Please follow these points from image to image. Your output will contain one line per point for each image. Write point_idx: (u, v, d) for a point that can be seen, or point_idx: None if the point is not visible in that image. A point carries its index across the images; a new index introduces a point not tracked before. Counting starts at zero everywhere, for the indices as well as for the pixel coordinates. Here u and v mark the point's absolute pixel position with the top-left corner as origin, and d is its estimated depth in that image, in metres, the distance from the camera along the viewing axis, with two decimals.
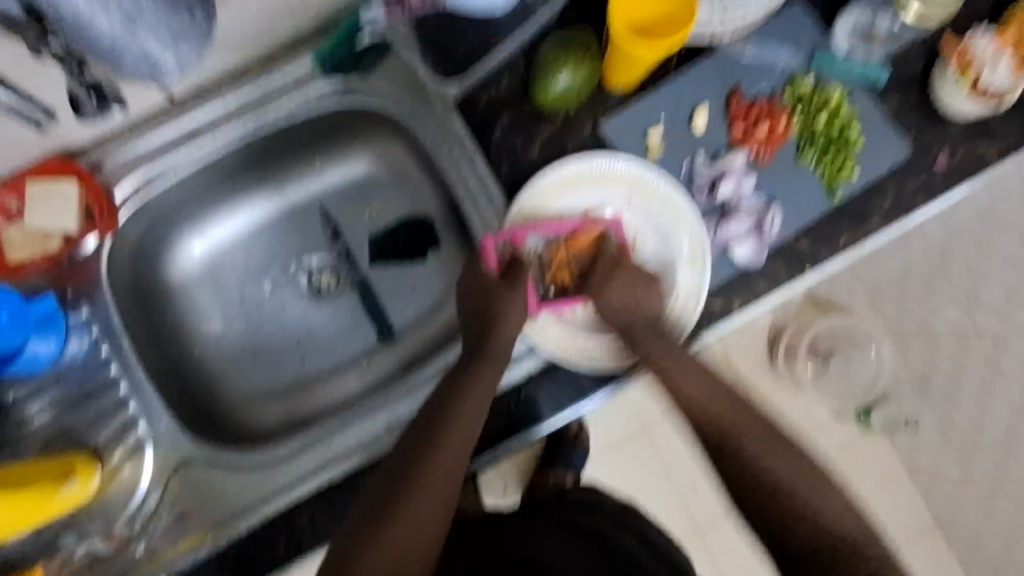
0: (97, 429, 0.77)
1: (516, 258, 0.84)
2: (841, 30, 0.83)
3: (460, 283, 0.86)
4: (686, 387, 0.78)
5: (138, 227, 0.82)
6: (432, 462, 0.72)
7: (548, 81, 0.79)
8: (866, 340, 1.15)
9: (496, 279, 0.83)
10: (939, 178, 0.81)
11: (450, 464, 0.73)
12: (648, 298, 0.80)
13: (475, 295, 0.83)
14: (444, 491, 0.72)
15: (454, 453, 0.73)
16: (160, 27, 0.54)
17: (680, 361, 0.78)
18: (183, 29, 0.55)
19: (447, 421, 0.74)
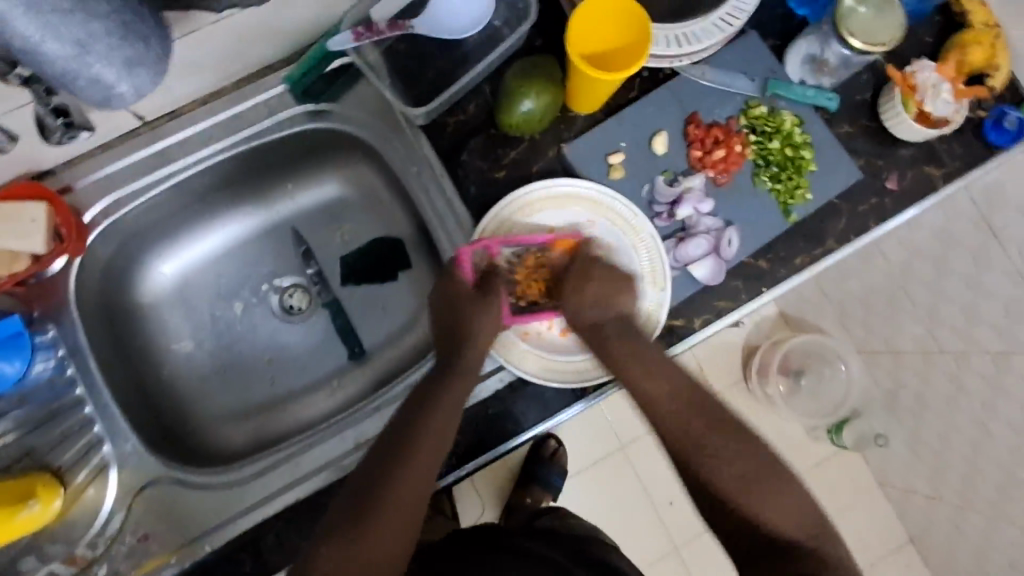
0: (62, 449, 0.79)
1: (491, 269, 0.82)
2: (792, 63, 0.86)
3: (432, 295, 0.84)
4: (645, 383, 0.75)
5: (108, 246, 0.84)
6: (398, 476, 0.68)
7: (513, 105, 0.78)
8: (834, 358, 1.44)
9: (470, 289, 0.81)
10: (889, 202, 0.84)
11: (417, 479, 0.69)
12: (616, 301, 0.79)
13: (446, 306, 0.81)
14: (412, 512, 0.68)
15: (425, 463, 0.70)
16: (117, 55, 0.46)
17: (647, 363, 0.76)
18: (142, 57, 0.48)
19: (415, 434, 0.71)
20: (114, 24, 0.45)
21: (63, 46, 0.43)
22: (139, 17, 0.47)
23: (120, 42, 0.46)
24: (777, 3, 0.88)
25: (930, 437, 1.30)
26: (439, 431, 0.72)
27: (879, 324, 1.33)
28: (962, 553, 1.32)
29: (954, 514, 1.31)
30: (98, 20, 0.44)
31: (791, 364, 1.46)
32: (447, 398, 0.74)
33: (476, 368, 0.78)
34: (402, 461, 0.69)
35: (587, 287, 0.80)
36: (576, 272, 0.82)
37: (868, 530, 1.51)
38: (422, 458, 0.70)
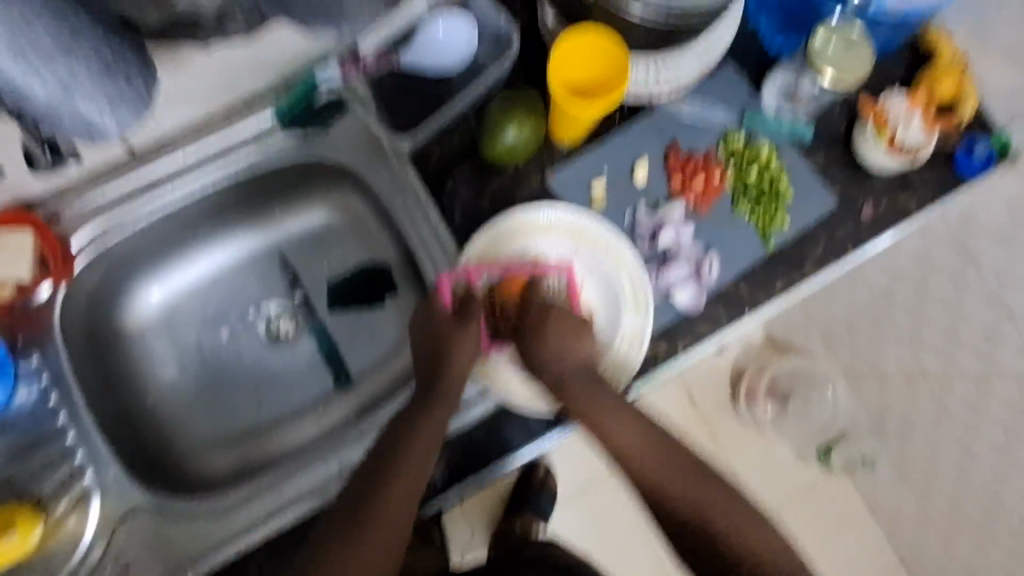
0: (41, 479, 0.78)
1: (467, 296, 0.81)
2: (768, 95, 0.88)
3: (415, 324, 0.82)
4: (614, 436, 0.77)
5: (96, 273, 0.85)
6: (379, 510, 0.70)
7: (496, 136, 0.81)
8: (822, 381, 1.39)
9: (450, 314, 0.80)
10: (865, 229, 0.86)
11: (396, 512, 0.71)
12: (577, 349, 0.77)
13: (427, 334, 0.80)
14: (394, 534, 0.71)
15: (406, 491, 0.71)
16: (98, 93, 0.43)
17: (615, 412, 0.77)
18: (127, 95, 0.45)
19: (396, 464, 0.72)
20: (96, 62, 0.42)
21: (44, 85, 0.41)
22: (125, 55, 0.44)
23: (103, 78, 0.43)
24: (752, 37, 0.91)
25: (918, 458, 1.31)
26: (422, 460, 0.72)
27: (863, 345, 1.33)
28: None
29: (944, 536, 1.32)
30: (84, 59, 0.41)
31: (777, 388, 1.42)
32: (431, 427, 0.74)
33: (459, 393, 0.77)
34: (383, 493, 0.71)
35: (557, 339, 0.77)
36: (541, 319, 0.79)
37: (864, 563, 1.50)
38: (403, 490, 0.71)
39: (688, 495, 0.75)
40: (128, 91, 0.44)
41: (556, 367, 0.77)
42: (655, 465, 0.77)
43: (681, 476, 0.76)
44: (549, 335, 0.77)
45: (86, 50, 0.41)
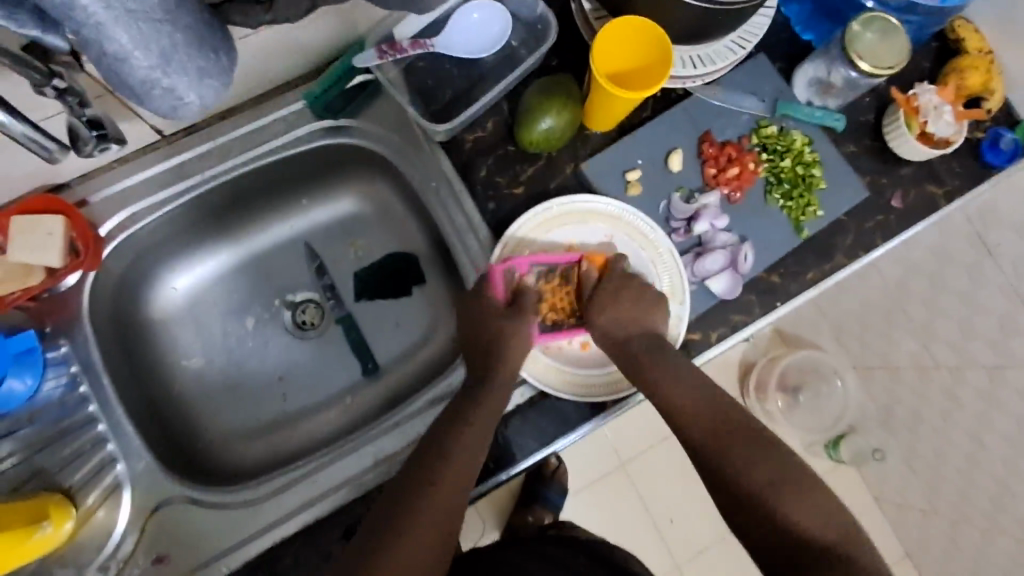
0: (72, 469, 0.76)
1: (520, 288, 0.82)
2: (799, 85, 0.89)
3: (461, 305, 0.85)
4: (678, 395, 0.75)
5: (123, 261, 0.83)
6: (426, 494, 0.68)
7: (533, 122, 0.80)
8: (831, 373, 1.53)
9: (500, 305, 0.81)
10: (894, 219, 0.87)
11: (442, 502, 0.68)
12: (651, 317, 0.79)
13: (476, 317, 0.82)
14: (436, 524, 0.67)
15: (450, 477, 0.69)
16: (192, 66, 0.45)
17: (679, 376, 0.76)
18: (213, 68, 0.47)
19: (440, 451, 0.71)
20: (192, 35, 0.45)
21: (147, 55, 0.42)
22: (212, 28, 0.47)
23: (196, 51, 0.45)
24: (783, 27, 0.91)
25: (926, 451, 1.34)
26: (463, 443, 0.71)
27: (874, 338, 1.39)
28: (957, 564, 1.36)
29: (950, 527, 1.35)
30: (183, 30, 0.44)
31: (788, 380, 1.54)
32: (469, 414, 0.73)
33: (502, 379, 0.77)
34: (427, 480, 0.69)
35: (620, 304, 0.79)
36: (603, 290, 0.81)
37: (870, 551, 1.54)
38: (450, 477, 0.69)
39: (750, 469, 0.70)
40: (216, 65, 0.47)
41: (622, 333, 0.79)
42: (712, 425, 0.74)
43: (738, 445, 0.71)
44: (614, 300, 0.79)
45: (185, 20, 0.44)
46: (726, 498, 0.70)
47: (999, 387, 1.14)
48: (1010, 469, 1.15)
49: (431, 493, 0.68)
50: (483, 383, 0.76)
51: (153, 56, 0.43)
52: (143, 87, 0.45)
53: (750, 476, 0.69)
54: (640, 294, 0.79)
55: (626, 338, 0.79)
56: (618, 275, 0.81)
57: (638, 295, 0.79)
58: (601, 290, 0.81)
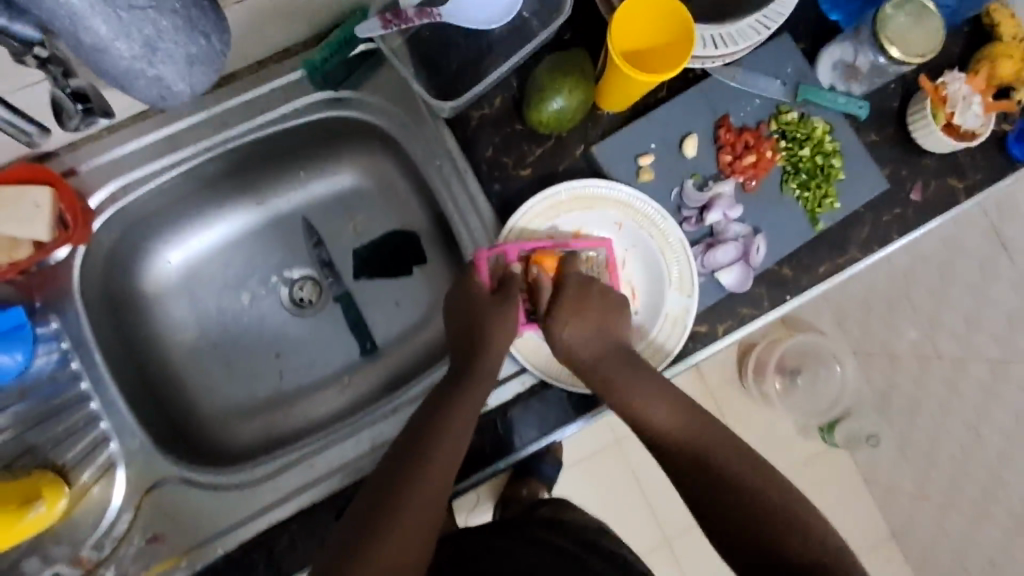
0: (65, 446, 0.75)
1: (507, 275, 0.79)
2: (823, 68, 0.85)
3: (449, 297, 0.81)
4: (650, 408, 0.74)
5: (113, 234, 0.80)
6: (422, 485, 0.67)
7: (543, 102, 0.76)
8: (831, 359, 1.49)
9: (487, 294, 0.78)
10: (911, 213, 0.84)
11: (429, 508, 0.66)
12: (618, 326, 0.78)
13: (463, 306, 0.78)
14: (430, 513, 0.66)
15: (445, 467, 0.68)
16: (181, 54, 0.44)
17: (652, 392, 0.74)
18: (204, 54, 0.46)
19: (433, 447, 0.69)
20: (180, 19, 0.44)
21: (129, 45, 0.42)
22: (204, 11, 0.45)
23: (184, 36, 0.44)
24: (810, 4, 0.86)
25: (920, 438, 1.34)
26: (463, 432, 0.70)
27: (877, 325, 1.37)
28: (942, 549, 1.38)
29: (937, 512, 1.36)
30: (168, 15, 0.43)
31: (787, 363, 1.50)
32: (463, 410, 0.71)
33: (494, 375, 0.75)
34: (418, 483, 0.67)
35: (585, 317, 0.76)
36: (567, 299, 0.78)
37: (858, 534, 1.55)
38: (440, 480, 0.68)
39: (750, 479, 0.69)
40: (207, 50, 0.46)
41: (586, 351, 0.76)
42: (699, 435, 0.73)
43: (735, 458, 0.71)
44: (579, 312, 0.77)
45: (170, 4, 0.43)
46: (726, 497, 0.68)
47: (1001, 382, 1.16)
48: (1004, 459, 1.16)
49: (420, 496, 0.67)
50: (482, 376, 0.74)
51: (138, 45, 0.43)
52: (134, 75, 0.44)
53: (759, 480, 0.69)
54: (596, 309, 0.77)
55: (592, 352, 0.76)
56: (578, 287, 0.78)
57: (597, 310, 0.77)
58: (565, 300, 0.78)
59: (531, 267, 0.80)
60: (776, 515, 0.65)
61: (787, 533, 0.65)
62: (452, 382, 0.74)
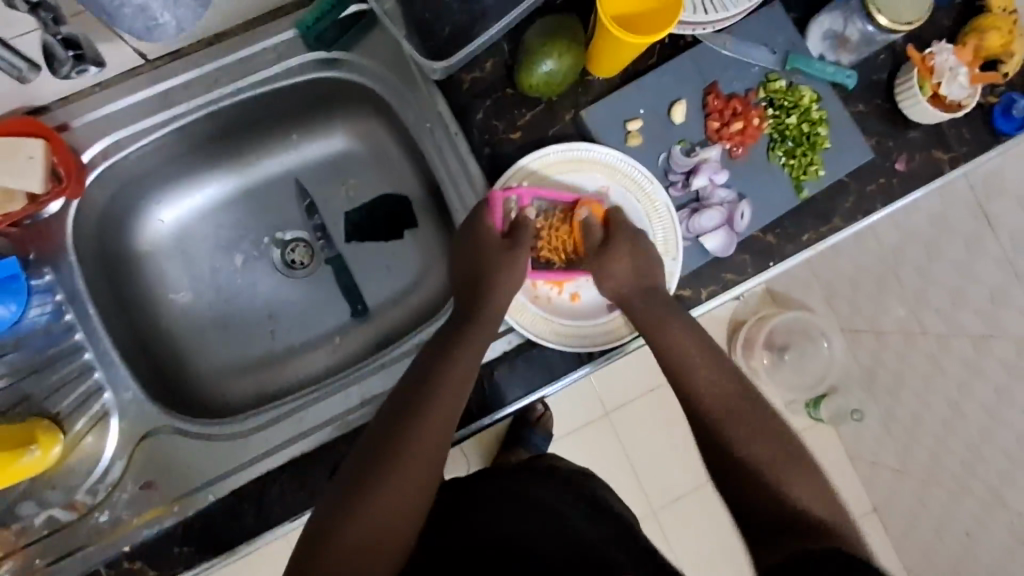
0: (59, 396, 0.77)
1: (519, 220, 0.80)
2: (814, 38, 0.85)
3: (460, 234, 0.81)
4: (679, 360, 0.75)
5: (106, 190, 0.81)
6: (414, 439, 0.67)
7: (534, 64, 0.76)
8: (818, 336, 1.51)
9: (499, 237, 0.79)
10: (897, 183, 0.85)
11: (427, 462, 0.66)
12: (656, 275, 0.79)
13: (471, 251, 0.79)
14: (426, 471, 0.66)
15: (438, 424, 0.68)
16: None
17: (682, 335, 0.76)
18: None
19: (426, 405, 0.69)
20: None
21: None
22: None
23: None
24: None
25: (904, 415, 1.35)
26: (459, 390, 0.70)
27: (864, 301, 1.36)
28: (923, 522, 1.41)
29: (919, 486, 1.38)
30: None
31: (776, 340, 1.54)
32: (452, 376, 0.71)
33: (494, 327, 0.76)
34: (408, 445, 0.66)
35: (624, 258, 0.79)
36: (619, 247, 0.79)
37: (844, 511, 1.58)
38: (425, 447, 0.67)
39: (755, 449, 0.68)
40: None
41: (628, 284, 0.78)
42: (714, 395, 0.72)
43: (755, 430, 0.69)
44: (618, 257, 0.78)
45: None
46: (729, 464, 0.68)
47: (984, 357, 1.14)
48: (986, 433, 1.17)
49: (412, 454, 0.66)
50: (476, 329, 0.75)
51: None
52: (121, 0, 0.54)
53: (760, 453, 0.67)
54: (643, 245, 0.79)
55: (635, 288, 0.78)
56: (628, 238, 0.79)
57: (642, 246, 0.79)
58: (611, 245, 0.79)
59: (540, 213, 0.81)
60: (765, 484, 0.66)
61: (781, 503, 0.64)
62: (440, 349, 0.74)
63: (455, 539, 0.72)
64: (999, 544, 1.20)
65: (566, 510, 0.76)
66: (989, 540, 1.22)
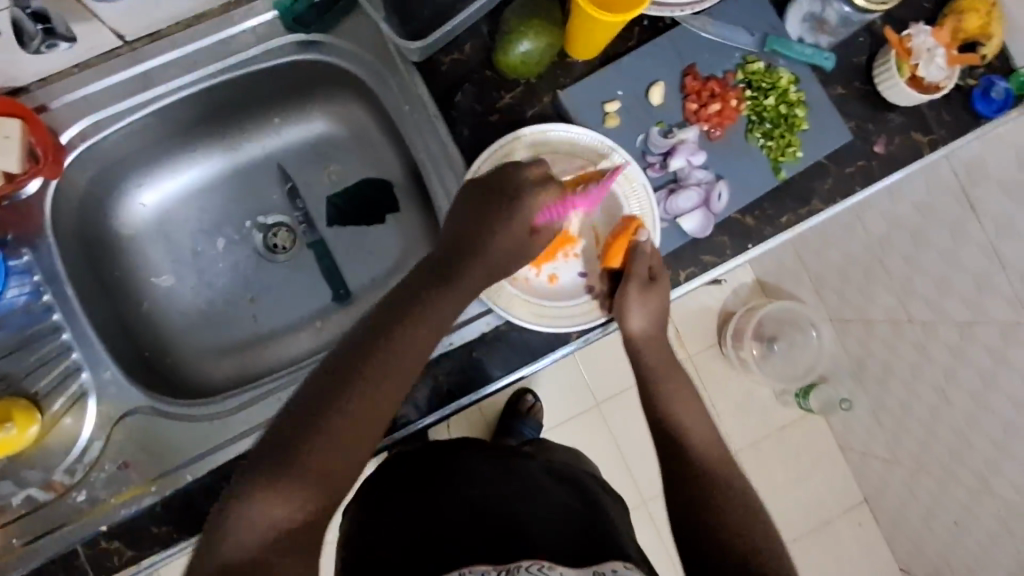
0: (38, 376, 0.77)
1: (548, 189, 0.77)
2: (792, 21, 0.86)
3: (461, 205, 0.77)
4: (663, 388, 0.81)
5: (86, 172, 0.81)
6: (357, 397, 0.60)
7: (510, 45, 0.76)
8: (806, 326, 1.51)
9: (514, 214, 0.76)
10: (876, 165, 0.86)
11: (365, 421, 0.60)
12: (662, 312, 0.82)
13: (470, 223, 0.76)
14: (363, 431, 0.60)
15: (384, 384, 0.62)
16: None
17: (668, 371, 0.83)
18: None
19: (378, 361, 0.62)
20: None
21: None
22: None
23: None
24: None
25: (894, 405, 1.33)
26: (413, 352, 0.65)
27: (854, 291, 1.33)
28: (912, 511, 1.41)
29: (908, 476, 1.38)
30: None
31: (764, 331, 1.54)
32: (409, 335, 0.65)
33: (465, 288, 0.72)
34: (345, 401, 0.59)
35: (648, 302, 0.80)
36: (640, 283, 0.80)
37: (835, 501, 1.59)
38: (368, 405, 0.60)
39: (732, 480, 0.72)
40: None
41: (640, 323, 0.81)
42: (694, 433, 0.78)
43: (727, 466, 0.74)
44: (644, 299, 0.80)
45: None
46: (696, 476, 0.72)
47: (968, 343, 1.10)
48: (971, 420, 1.14)
49: (354, 412, 0.60)
50: (443, 291, 0.70)
51: None
52: None
53: (736, 480, 0.72)
54: (666, 295, 0.81)
55: (644, 330, 0.82)
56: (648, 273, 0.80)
57: (665, 294, 0.81)
58: (634, 279, 0.79)
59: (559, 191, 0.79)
60: (733, 500, 0.69)
61: (749, 513, 0.68)
62: (392, 308, 0.67)
63: (440, 499, 0.73)
64: (986, 531, 1.20)
65: (554, 488, 0.79)
66: (977, 528, 1.22)
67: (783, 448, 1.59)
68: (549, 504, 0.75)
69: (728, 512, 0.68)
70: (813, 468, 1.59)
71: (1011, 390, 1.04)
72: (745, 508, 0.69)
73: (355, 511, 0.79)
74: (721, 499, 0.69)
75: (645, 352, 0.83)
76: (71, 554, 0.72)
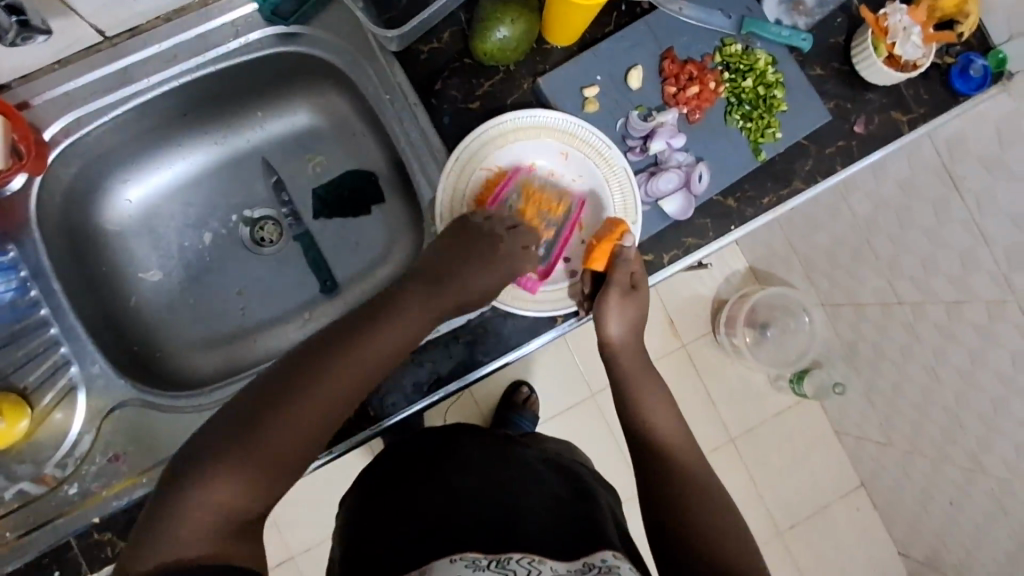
0: (27, 370, 0.78)
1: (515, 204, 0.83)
2: (769, 3, 0.87)
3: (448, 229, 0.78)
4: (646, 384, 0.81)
5: (70, 168, 0.82)
6: (318, 391, 0.61)
7: (487, 31, 0.77)
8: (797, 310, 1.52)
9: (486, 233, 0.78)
10: (856, 145, 0.86)
11: (319, 413, 0.61)
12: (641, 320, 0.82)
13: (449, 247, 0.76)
14: (317, 421, 0.61)
15: (352, 377, 0.63)
16: None
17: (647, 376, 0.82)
18: None
19: (346, 354, 0.64)
20: None
21: None
22: None
23: None
24: None
25: (885, 386, 1.34)
26: (380, 349, 0.66)
27: (842, 272, 1.33)
28: (908, 493, 1.42)
29: (902, 457, 1.38)
30: None
31: (757, 317, 1.55)
32: (376, 341, 0.66)
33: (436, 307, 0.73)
34: (304, 392, 0.60)
35: (626, 309, 0.80)
36: (621, 292, 0.79)
37: (832, 486, 1.59)
38: (324, 400, 0.61)
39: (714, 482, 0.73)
40: None
41: (618, 330, 0.81)
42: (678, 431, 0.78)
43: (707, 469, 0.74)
44: (623, 307, 0.79)
45: None
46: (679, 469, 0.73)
47: (956, 322, 1.10)
48: (960, 399, 1.15)
49: (312, 403, 0.61)
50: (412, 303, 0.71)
51: None
52: None
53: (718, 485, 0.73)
54: (644, 304, 0.81)
55: (622, 338, 0.81)
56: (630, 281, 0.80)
57: (643, 304, 0.81)
58: (615, 286, 0.79)
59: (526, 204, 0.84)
60: (712, 497, 0.70)
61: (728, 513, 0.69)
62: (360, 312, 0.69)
63: (435, 488, 0.74)
64: (981, 510, 1.20)
65: (551, 480, 0.79)
66: (971, 505, 1.22)
67: (778, 434, 1.59)
68: (544, 494, 0.75)
69: (713, 509, 0.68)
70: (808, 453, 1.60)
71: (999, 367, 1.04)
72: (726, 508, 0.69)
73: (352, 500, 0.80)
74: (707, 496, 0.70)
75: (619, 359, 0.82)
76: (64, 546, 0.74)
